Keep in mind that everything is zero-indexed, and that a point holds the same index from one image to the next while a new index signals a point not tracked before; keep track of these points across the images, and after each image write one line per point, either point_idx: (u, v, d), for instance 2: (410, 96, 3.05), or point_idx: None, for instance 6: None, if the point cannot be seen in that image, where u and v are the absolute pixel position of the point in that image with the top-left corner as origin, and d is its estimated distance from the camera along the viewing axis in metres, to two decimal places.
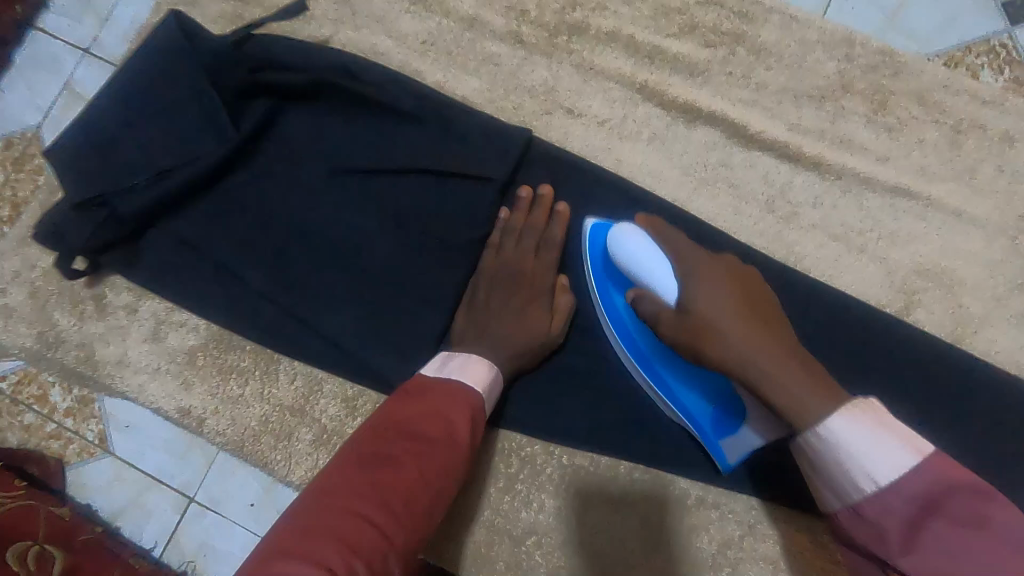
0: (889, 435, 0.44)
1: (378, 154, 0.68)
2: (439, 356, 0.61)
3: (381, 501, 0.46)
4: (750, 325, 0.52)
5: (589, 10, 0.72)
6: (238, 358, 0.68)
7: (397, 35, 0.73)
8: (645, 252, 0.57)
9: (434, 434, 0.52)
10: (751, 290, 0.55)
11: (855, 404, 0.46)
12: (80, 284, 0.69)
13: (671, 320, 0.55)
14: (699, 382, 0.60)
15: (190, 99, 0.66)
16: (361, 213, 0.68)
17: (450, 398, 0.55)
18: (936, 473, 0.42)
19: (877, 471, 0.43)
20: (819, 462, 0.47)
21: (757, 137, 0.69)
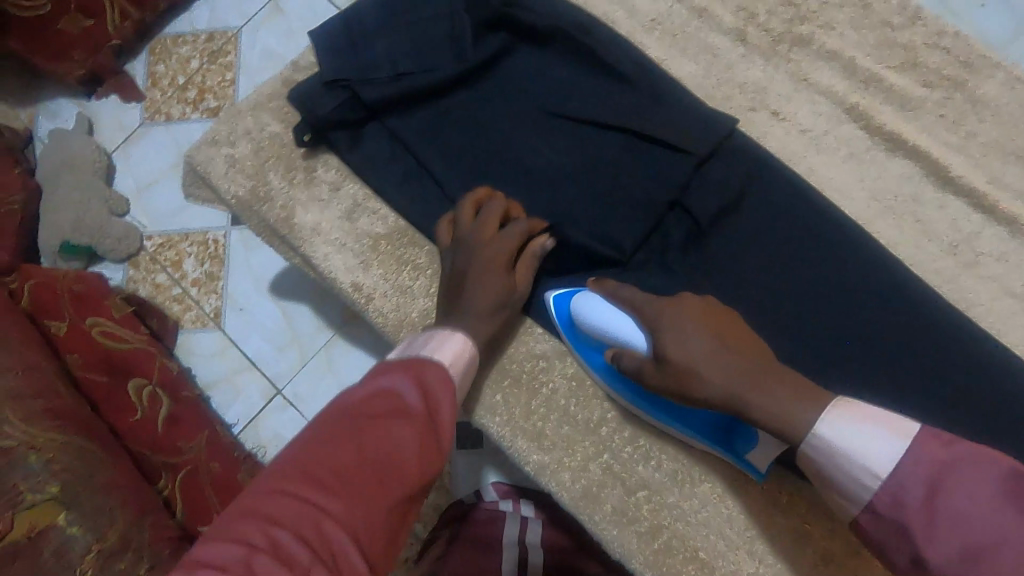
0: (872, 425, 0.52)
1: (591, 106, 0.73)
2: (414, 336, 0.66)
3: (324, 479, 0.50)
4: (726, 364, 0.58)
5: (816, 26, 0.76)
6: (417, 254, 0.75)
7: (631, 8, 0.78)
8: (604, 309, 0.65)
9: (386, 413, 0.55)
10: (715, 317, 0.62)
11: (832, 408, 0.54)
12: (298, 154, 0.78)
13: (656, 371, 0.61)
14: (692, 416, 0.64)
15: (444, 18, 0.74)
16: (561, 154, 0.73)
17: (409, 373, 0.59)
18: (925, 452, 0.50)
19: (877, 463, 0.51)
20: (827, 467, 0.53)
21: (955, 180, 0.70)
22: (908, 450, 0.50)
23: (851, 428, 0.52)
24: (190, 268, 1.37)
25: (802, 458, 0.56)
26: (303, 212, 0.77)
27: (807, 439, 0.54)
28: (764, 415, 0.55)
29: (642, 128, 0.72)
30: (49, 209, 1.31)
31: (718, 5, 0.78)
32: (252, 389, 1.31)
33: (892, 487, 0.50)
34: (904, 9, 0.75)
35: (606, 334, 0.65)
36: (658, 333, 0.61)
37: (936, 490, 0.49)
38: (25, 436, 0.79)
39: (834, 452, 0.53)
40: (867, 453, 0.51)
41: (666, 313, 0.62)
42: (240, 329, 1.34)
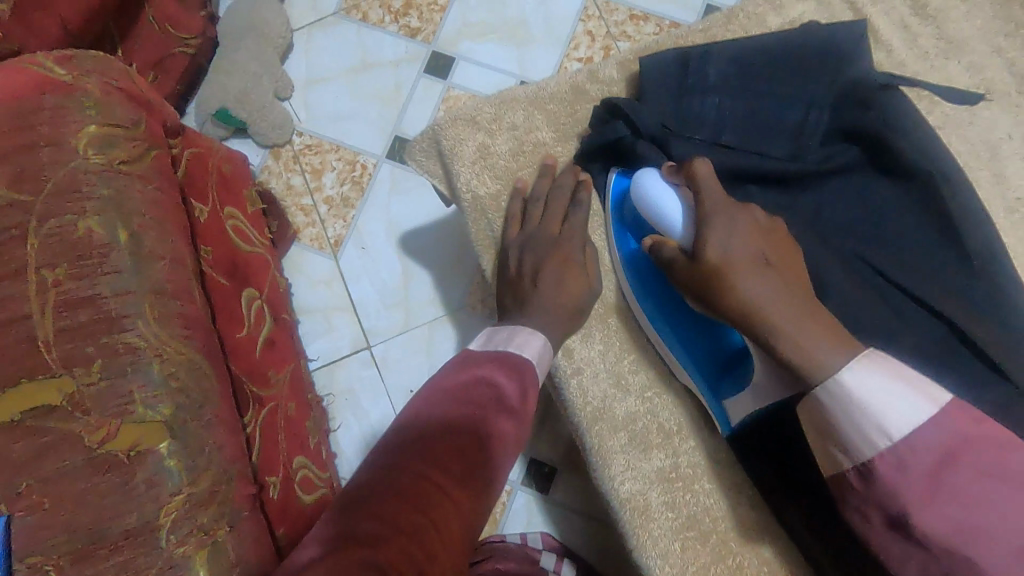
0: (896, 382, 0.56)
1: (914, 272, 0.62)
2: (490, 328, 0.74)
3: (442, 467, 0.58)
4: (767, 278, 0.61)
5: None
6: (648, 359, 0.77)
7: None
8: (662, 190, 0.66)
9: (493, 401, 0.63)
10: (772, 238, 0.63)
11: (861, 361, 0.57)
12: (550, 182, 0.76)
13: (686, 266, 0.65)
14: (699, 352, 0.74)
15: (793, 105, 0.66)
16: (863, 308, 0.62)
17: (506, 367, 0.67)
18: (951, 421, 0.54)
19: (890, 423, 0.54)
20: (835, 412, 0.57)
21: None
22: (932, 414, 0.54)
23: (877, 381, 0.56)
24: (327, 184, 1.29)
25: (810, 402, 0.59)
26: (544, 248, 0.75)
27: (825, 381, 0.58)
28: (790, 344, 0.59)
29: (969, 325, 0.60)
30: (220, 68, 1.22)
31: None
32: (343, 332, 1.23)
33: (898, 448, 0.54)
34: None
35: (655, 214, 0.67)
36: (706, 228, 0.63)
37: (947, 460, 0.54)
38: (155, 342, 0.72)
39: (854, 403, 0.56)
40: (888, 409, 0.55)
41: (721, 212, 0.63)
42: (354, 267, 1.25)
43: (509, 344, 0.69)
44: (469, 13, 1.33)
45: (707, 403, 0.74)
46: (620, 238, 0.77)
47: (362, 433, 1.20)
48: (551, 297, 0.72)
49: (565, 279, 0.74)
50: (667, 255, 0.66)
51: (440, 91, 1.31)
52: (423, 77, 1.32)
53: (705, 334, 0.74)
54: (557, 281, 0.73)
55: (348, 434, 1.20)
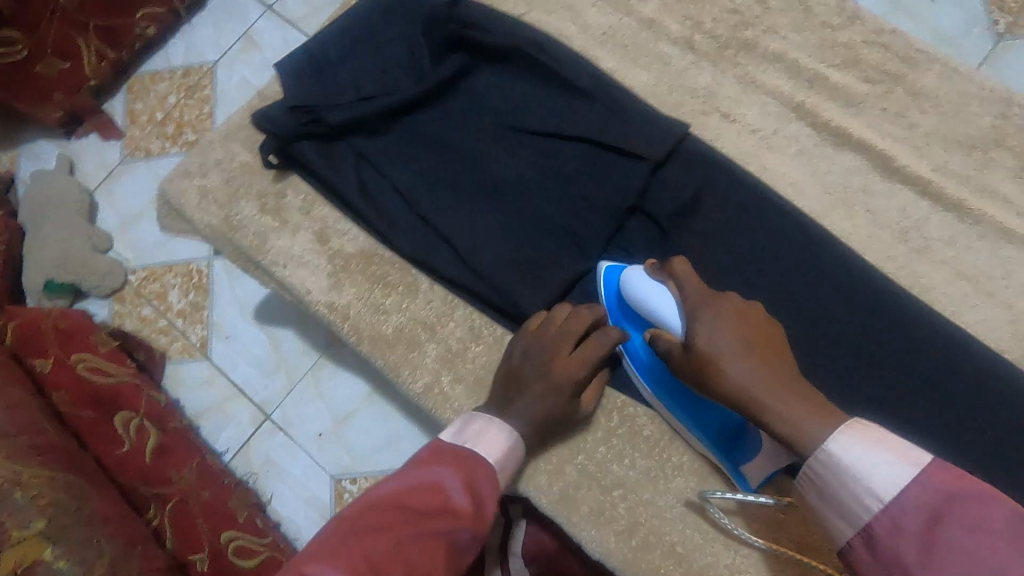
0: (887, 451, 0.50)
1: (552, 118, 0.76)
2: (461, 418, 0.64)
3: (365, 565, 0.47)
4: (755, 363, 0.59)
5: (760, 31, 0.79)
6: (388, 271, 0.76)
7: (582, 24, 0.82)
8: (656, 291, 0.65)
9: (434, 505, 0.52)
10: (750, 321, 0.62)
11: (843, 430, 0.53)
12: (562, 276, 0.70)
13: (680, 358, 0.62)
14: (707, 417, 0.66)
15: (403, 43, 0.77)
16: (528, 163, 0.75)
17: (456, 469, 0.56)
18: (932, 480, 0.48)
19: (879, 488, 0.49)
20: (829, 484, 0.52)
21: (900, 170, 0.73)
22: (918, 477, 0.49)
23: (862, 450, 0.51)
24: (172, 298, 1.39)
25: (803, 479, 0.54)
26: (548, 365, 0.66)
27: (813, 455, 0.53)
28: (785, 424, 0.56)
29: (600, 135, 0.75)
30: (33, 249, 1.32)
31: (666, 16, 0.81)
32: (240, 416, 1.31)
33: (891, 512, 0.48)
34: (842, 10, 0.78)
35: (650, 313, 0.66)
36: (694, 324, 0.62)
37: (935, 521, 0.47)
38: (14, 473, 0.80)
39: (836, 468, 0.51)
40: (873, 473, 0.50)
41: (706, 305, 0.62)
42: (226, 357, 1.34)
43: (474, 443, 0.60)
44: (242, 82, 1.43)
45: (724, 467, 0.66)
46: (621, 329, 0.70)
47: (293, 494, 1.26)
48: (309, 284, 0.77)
49: (309, 262, 0.78)
50: (663, 347, 0.63)
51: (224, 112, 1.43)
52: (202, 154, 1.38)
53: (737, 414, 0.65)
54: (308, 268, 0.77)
55: (284, 500, 1.26)
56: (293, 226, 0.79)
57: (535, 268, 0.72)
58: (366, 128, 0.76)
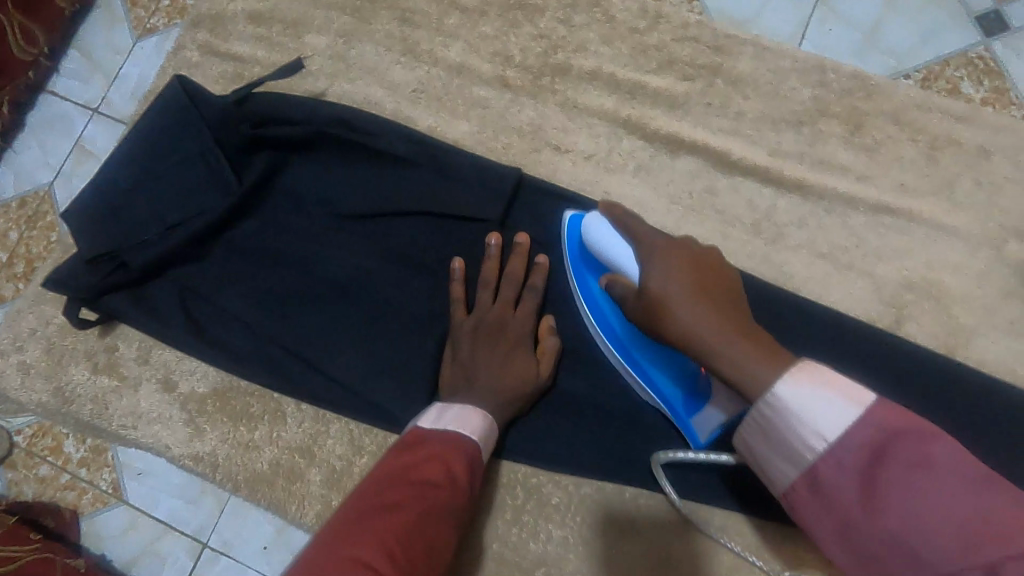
0: (834, 389, 0.43)
1: (379, 197, 0.71)
2: (435, 406, 0.61)
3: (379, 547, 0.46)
4: (705, 306, 0.51)
5: (570, 52, 0.76)
6: (249, 403, 0.70)
7: (389, 85, 0.77)
8: (609, 234, 0.61)
9: (437, 484, 0.52)
10: (708, 271, 0.55)
11: (793, 369, 0.44)
12: (496, 262, 0.68)
13: (633, 304, 0.56)
14: (666, 366, 0.62)
15: (195, 156, 0.69)
16: (366, 252, 0.71)
17: (450, 447, 0.56)
18: (874, 419, 0.41)
19: (825, 432, 0.42)
20: (774, 428, 0.44)
21: (737, 163, 0.71)
22: (861, 419, 0.42)
23: (807, 392, 0.43)
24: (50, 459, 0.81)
25: (745, 421, 0.47)
26: (505, 330, 0.66)
27: (762, 400, 0.45)
28: (731, 369, 0.48)
29: (432, 205, 0.70)
30: None
31: (473, 57, 0.77)
32: (177, 554, 0.78)
33: (833, 454, 0.42)
34: (644, 13, 0.76)
35: (606, 259, 0.61)
36: (647, 267, 0.56)
37: (875, 460, 0.41)
38: None
39: (780, 412, 0.44)
40: (817, 418, 0.42)
41: (657, 251, 0.56)
42: (148, 491, 0.79)
43: (457, 426, 0.59)
44: (75, 126, 0.85)
45: (677, 423, 0.64)
46: (580, 278, 0.66)
47: None
48: (167, 439, 0.70)
49: (161, 414, 0.71)
50: (618, 293, 0.58)
51: (71, 159, 0.84)
52: (26, 269, 0.82)
53: None
54: (162, 422, 0.71)
55: None
56: (133, 379, 0.71)
57: (400, 364, 0.69)
58: (183, 259, 0.70)
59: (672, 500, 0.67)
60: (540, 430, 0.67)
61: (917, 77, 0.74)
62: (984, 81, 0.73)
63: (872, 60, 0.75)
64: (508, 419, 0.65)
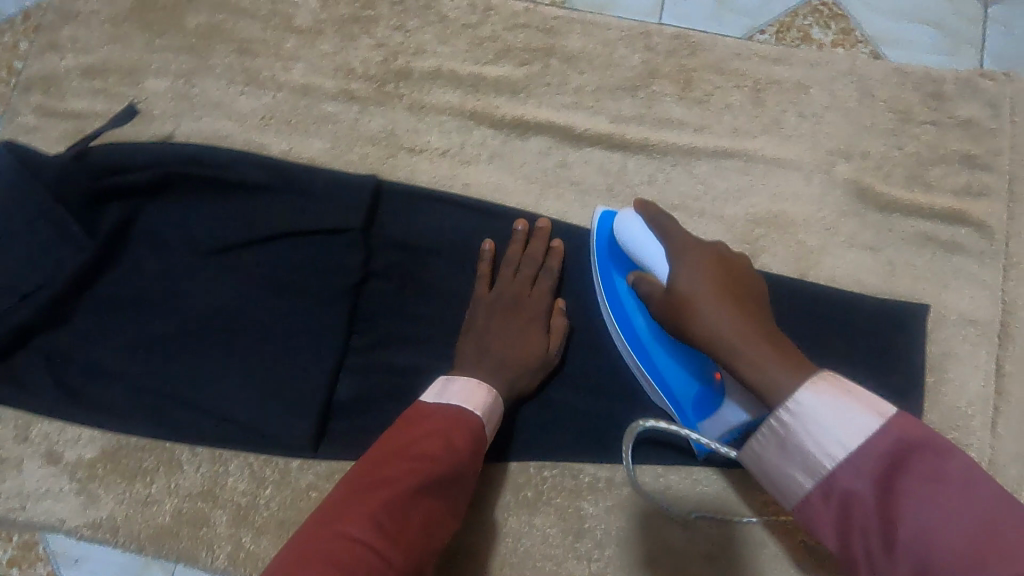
0: (855, 400, 0.43)
1: (240, 228, 0.71)
2: (440, 379, 0.61)
3: (381, 523, 0.48)
4: (729, 307, 0.53)
5: (410, 56, 0.78)
6: (142, 458, 0.69)
7: (237, 116, 0.77)
8: (643, 233, 0.60)
9: (437, 457, 0.53)
10: (734, 274, 0.56)
11: (815, 378, 0.45)
12: (490, 266, 0.69)
13: (660, 301, 0.57)
14: (686, 365, 0.61)
15: (37, 220, 0.67)
16: (235, 284, 0.70)
17: (448, 420, 0.56)
18: (897, 431, 0.41)
19: (844, 440, 0.42)
20: (792, 436, 0.44)
21: (583, 135, 0.74)
22: (883, 430, 0.41)
23: (829, 400, 0.43)
24: None
25: (760, 434, 0.46)
26: (521, 305, 0.66)
27: (783, 406, 0.45)
28: (749, 364, 0.50)
29: (293, 225, 0.71)
30: None
31: (316, 75, 0.78)
32: None
33: (852, 464, 0.41)
34: (474, 7, 0.79)
35: (636, 257, 0.61)
36: (676, 265, 0.56)
37: (892, 471, 0.40)
38: None
39: (801, 418, 0.44)
40: (838, 425, 0.42)
41: (687, 251, 0.57)
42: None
43: (456, 398, 0.59)
44: None
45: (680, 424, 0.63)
46: (605, 273, 0.65)
47: None
48: (60, 512, 0.68)
49: (50, 488, 0.68)
50: (644, 291, 0.58)
51: None
52: None
53: (570, 385, 0.68)
54: (51, 496, 0.68)
55: None
56: (14, 459, 0.69)
57: (286, 388, 0.68)
58: (43, 325, 0.68)
59: (576, 465, 0.68)
60: None
61: (773, 31, 0.78)
62: (831, 24, 0.78)
63: (730, 22, 0.78)
64: (514, 397, 0.64)
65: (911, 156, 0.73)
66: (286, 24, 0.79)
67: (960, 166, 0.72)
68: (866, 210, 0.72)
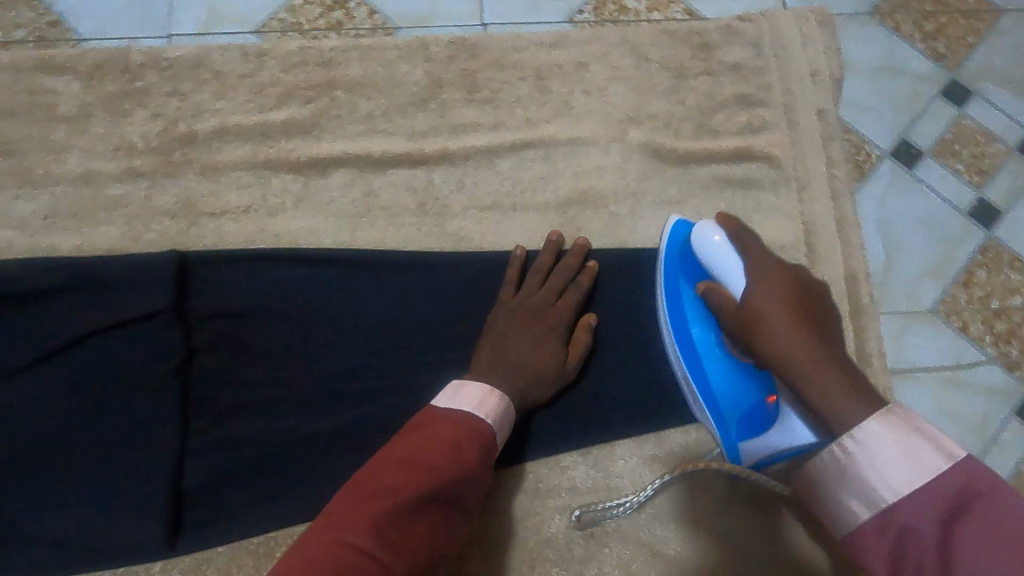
0: (921, 436, 0.40)
1: (39, 338, 0.66)
2: (450, 385, 0.59)
3: (384, 532, 0.44)
4: (806, 330, 0.53)
5: (191, 119, 0.75)
6: None
7: (14, 222, 0.72)
8: (724, 246, 0.60)
9: (446, 465, 0.49)
10: (810, 300, 0.56)
11: (886, 409, 0.42)
12: (517, 271, 0.69)
13: (730, 314, 0.58)
14: (739, 382, 0.62)
15: None
16: (47, 399, 0.66)
17: (455, 430, 0.53)
18: (964, 475, 0.38)
19: (906, 472, 0.39)
20: (852, 463, 0.42)
21: (383, 159, 0.74)
22: (949, 471, 0.38)
23: (892, 435, 0.41)
24: None
25: (817, 459, 0.44)
26: (538, 316, 0.66)
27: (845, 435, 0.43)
28: (814, 389, 0.49)
29: (96, 322, 0.67)
30: None
31: (95, 161, 0.74)
32: None
33: (909, 501, 0.38)
34: (246, 56, 0.77)
35: (712, 267, 0.61)
36: (749, 284, 0.57)
37: (952, 514, 0.37)
38: None
39: (865, 444, 0.42)
40: (903, 458, 0.40)
41: (764, 273, 0.57)
42: None
43: (469, 404, 0.56)
44: None
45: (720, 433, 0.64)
46: (670, 279, 0.65)
47: None
48: None
49: None
50: (713, 302, 0.60)
51: None
52: None
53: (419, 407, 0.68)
54: None
55: None
56: None
57: (126, 493, 0.64)
58: None
59: None
60: (296, 485, 0.66)
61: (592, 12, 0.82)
62: None
63: (550, 12, 0.82)
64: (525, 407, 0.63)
65: (693, 108, 0.76)
66: (52, 115, 0.74)
67: (739, 108, 0.77)
68: (664, 168, 0.74)
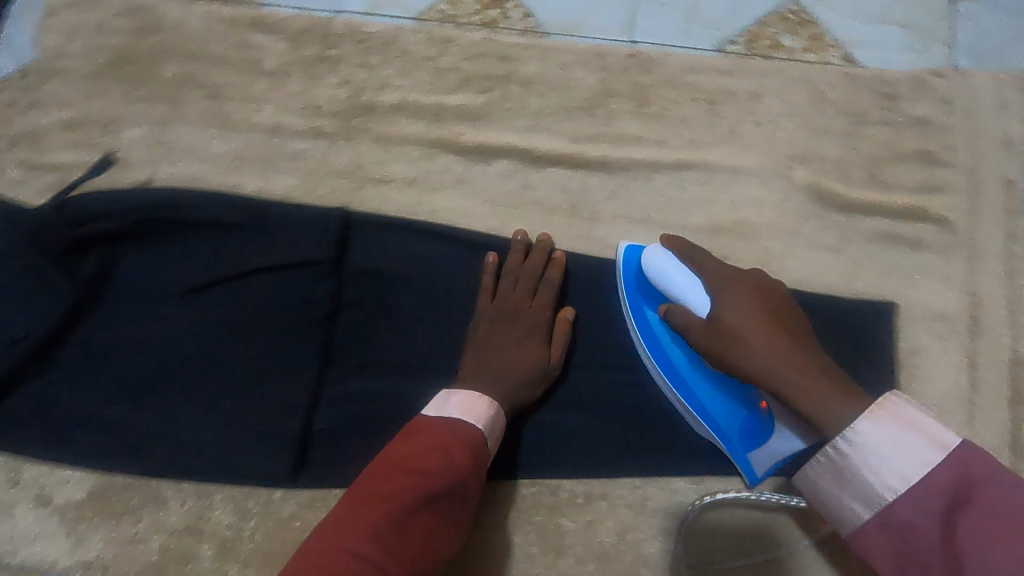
0: (917, 430, 0.46)
1: (217, 266, 0.73)
2: (439, 393, 0.63)
3: (363, 540, 0.49)
4: (788, 346, 0.56)
5: (375, 91, 0.80)
6: (129, 496, 0.70)
7: (210, 158, 0.80)
8: (688, 279, 0.61)
9: (423, 480, 0.54)
10: (781, 320, 0.58)
11: (879, 403, 0.48)
12: (493, 278, 0.70)
13: (700, 334, 0.59)
14: (722, 399, 0.63)
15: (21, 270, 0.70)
16: (213, 322, 0.72)
17: (442, 435, 0.57)
18: (957, 465, 0.44)
19: (902, 470, 0.45)
20: (852, 465, 0.48)
21: (544, 156, 0.77)
22: (942, 464, 0.44)
23: (886, 430, 0.47)
24: None
25: (817, 462, 0.50)
26: (518, 317, 0.67)
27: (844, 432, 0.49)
28: (805, 397, 0.53)
29: (268, 261, 0.73)
30: None
31: (285, 115, 0.81)
32: None
33: (907, 496, 0.44)
34: (433, 41, 0.82)
35: (665, 291, 0.62)
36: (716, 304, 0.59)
37: (953, 508, 0.43)
38: None
39: (859, 446, 0.47)
40: (902, 457, 0.45)
41: (731, 292, 0.59)
42: None
43: (449, 410, 0.60)
44: None
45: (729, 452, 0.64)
46: (635, 306, 0.66)
47: None
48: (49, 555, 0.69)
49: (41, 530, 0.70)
50: (679, 324, 0.60)
51: None
52: None
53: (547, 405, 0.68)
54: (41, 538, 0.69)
55: None
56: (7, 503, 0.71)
57: (266, 422, 0.69)
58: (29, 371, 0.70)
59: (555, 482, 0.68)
60: None
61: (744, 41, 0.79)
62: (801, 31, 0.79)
63: (699, 35, 0.80)
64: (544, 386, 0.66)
65: (867, 156, 0.74)
66: (256, 69, 0.82)
67: (917, 164, 0.73)
68: (826, 212, 0.72)
